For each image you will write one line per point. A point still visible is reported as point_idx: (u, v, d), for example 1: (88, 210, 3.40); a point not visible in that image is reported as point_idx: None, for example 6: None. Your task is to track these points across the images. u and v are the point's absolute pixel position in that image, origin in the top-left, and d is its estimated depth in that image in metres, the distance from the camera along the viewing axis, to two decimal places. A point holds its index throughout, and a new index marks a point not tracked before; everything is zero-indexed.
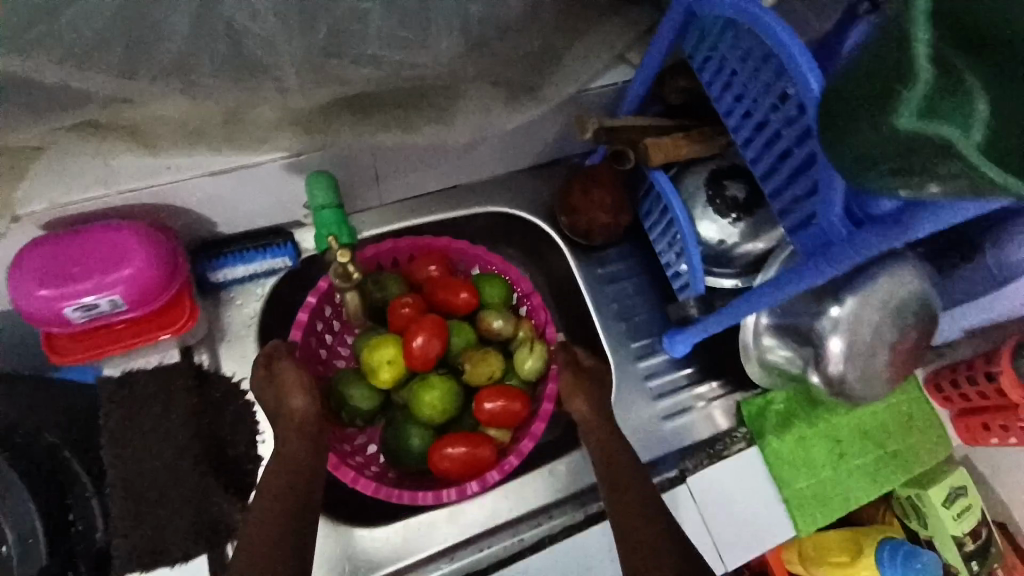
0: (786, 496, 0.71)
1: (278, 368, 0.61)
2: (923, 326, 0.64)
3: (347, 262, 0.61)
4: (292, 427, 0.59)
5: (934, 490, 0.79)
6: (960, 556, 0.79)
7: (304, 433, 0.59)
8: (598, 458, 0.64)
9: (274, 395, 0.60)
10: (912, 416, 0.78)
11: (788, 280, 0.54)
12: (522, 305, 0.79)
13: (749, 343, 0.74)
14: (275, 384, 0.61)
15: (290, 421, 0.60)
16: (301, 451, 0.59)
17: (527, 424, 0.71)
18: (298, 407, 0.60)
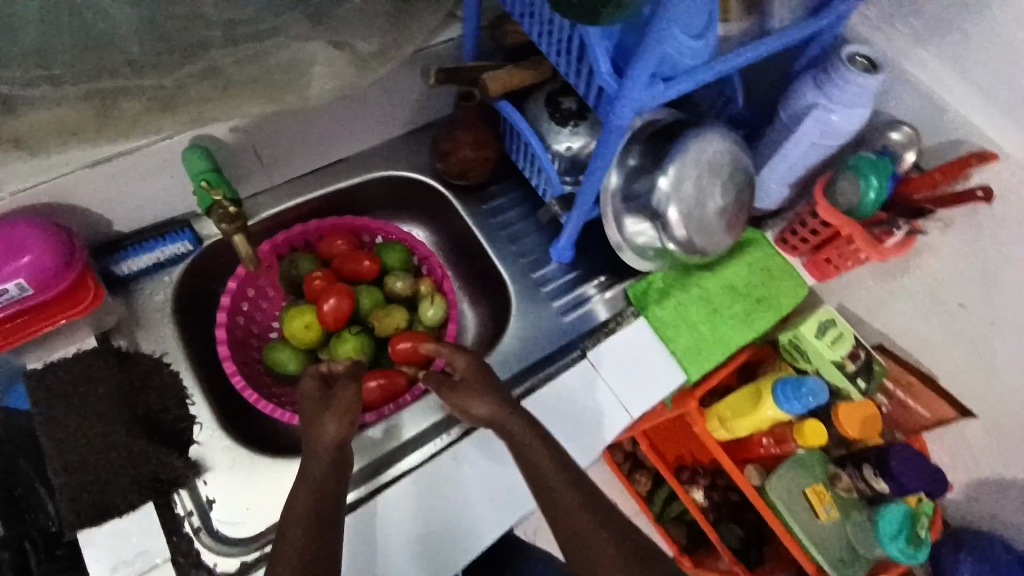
0: (672, 349, 0.83)
1: (334, 393, 0.67)
2: (739, 180, 0.77)
3: (225, 203, 0.68)
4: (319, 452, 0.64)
5: (805, 327, 0.91)
6: (843, 377, 0.92)
7: (336, 463, 0.64)
8: (515, 441, 0.68)
9: (321, 410, 0.66)
10: (770, 268, 0.90)
11: (613, 132, 0.63)
12: (423, 266, 0.90)
13: (616, 236, 0.82)
14: (329, 403, 0.66)
15: (324, 446, 0.64)
16: (327, 474, 0.63)
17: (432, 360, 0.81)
18: (335, 435, 0.64)
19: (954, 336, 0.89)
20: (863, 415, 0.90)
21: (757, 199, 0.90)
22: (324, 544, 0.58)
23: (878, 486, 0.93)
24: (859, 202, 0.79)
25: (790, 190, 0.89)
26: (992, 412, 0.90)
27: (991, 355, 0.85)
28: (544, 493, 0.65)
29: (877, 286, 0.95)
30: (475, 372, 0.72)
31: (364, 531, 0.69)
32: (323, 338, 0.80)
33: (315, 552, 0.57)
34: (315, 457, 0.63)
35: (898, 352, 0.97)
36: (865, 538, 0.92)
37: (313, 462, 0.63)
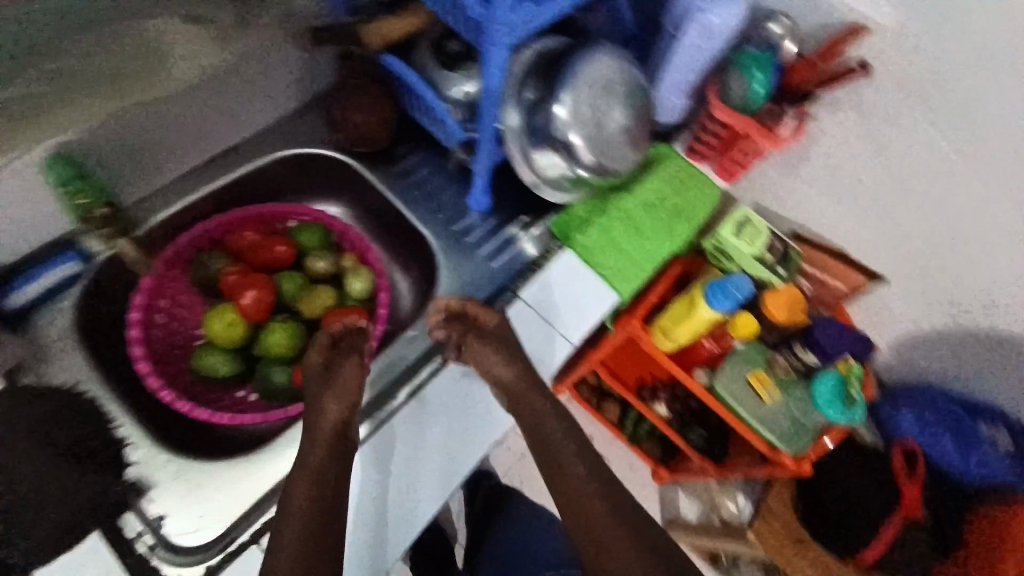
0: (602, 274, 0.85)
1: (337, 371, 0.67)
2: (635, 96, 0.79)
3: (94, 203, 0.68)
4: (321, 437, 0.63)
5: (723, 228, 0.96)
6: (762, 268, 0.97)
7: (333, 448, 0.63)
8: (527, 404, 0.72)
9: (324, 393, 0.66)
10: (682, 178, 0.93)
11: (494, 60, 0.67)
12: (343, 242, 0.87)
13: (529, 174, 0.82)
14: (331, 385, 0.66)
15: (327, 428, 0.64)
16: (325, 460, 0.62)
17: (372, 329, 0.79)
18: (335, 420, 0.64)
19: (857, 208, 0.95)
20: (788, 299, 0.96)
21: (657, 113, 0.90)
22: (318, 515, 0.59)
23: (808, 360, 1.00)
24: (746, 100, 0.82)
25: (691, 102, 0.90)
26: (900, 272, 0.97)
27: (891, 218, 0.92)
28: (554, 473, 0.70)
29: (786, 179, 0.99)
30: (500, 333, 0.74)
31: (378, 460, 0.69)
32: (251, 333, 0.78)
33: (310, 527, 0.58)
34: (313, 446, 0.63)
35: (810, 235, 1.03)
36: (805, 409, 0.99)
37: (313, 447, 0.62)
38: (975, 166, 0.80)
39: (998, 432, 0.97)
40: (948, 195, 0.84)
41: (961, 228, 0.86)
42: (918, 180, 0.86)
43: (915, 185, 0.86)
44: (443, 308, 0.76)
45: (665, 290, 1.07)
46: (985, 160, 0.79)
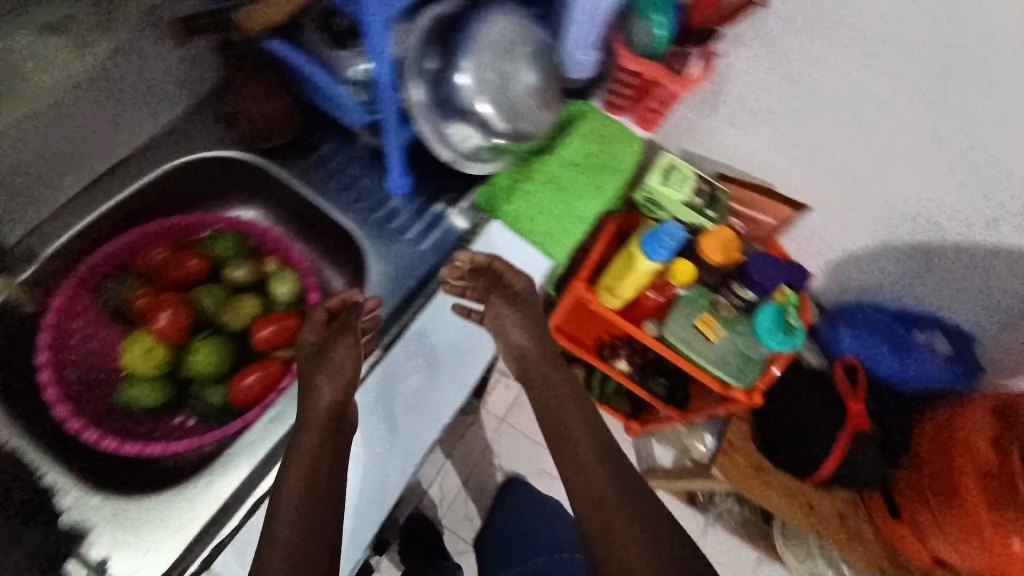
0: (534, 241, 0.84)
1: (334, 346, 0.68)
2: (538, 54, 0.77)
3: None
4: (320, 414, 0.63)
5: (651, 177, 0.96)
6: (693, 213, 0.98)
7: (332, 434, 0.63)
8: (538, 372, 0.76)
9: (320, 370, 0.66)
10: (603, 132, 0.92)
11: (379, 41, 0.65)
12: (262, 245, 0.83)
13: (444, 150, 0.79)
14: (329, 363, 0.67)
15: (324, 407, 0.64)
16: (322, 444, 0.62)
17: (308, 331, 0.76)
18: (331, 399, 0.64)
19: (776, 143, 0.96)
20: (720, 240, 0.98)
21: (569, 71, 0.87)
22: (317, 496, 0.59)
23: (747, 297, 1.03)
24: (654, 45, 0.80)
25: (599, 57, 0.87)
26: (821, 199, 1.01)
27: (809, 148, 0.94)
28: (575, 471, 0.68)
29: (708, 122, 0.99)
30: (525, 296, 0.77)
31: (380, 395, 0.71)
32: (175, 355, 0.73)
33: (307, 516, 0.58)
34: (309, 429, 0.62)
35: (737, 174, 1.05)
36: (751, 343, 1.02)
37: (310, 434, 0.62)
38: (880, 92, 0.81)
39: (933, 338, 1.04)
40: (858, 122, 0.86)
41: (873, 152, 0.89)
42: (830, 109, 0.87)
43: (828, 113, 0.88)
44: (467, 260, 0.76)
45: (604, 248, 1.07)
46: (889, 85, 0.80)
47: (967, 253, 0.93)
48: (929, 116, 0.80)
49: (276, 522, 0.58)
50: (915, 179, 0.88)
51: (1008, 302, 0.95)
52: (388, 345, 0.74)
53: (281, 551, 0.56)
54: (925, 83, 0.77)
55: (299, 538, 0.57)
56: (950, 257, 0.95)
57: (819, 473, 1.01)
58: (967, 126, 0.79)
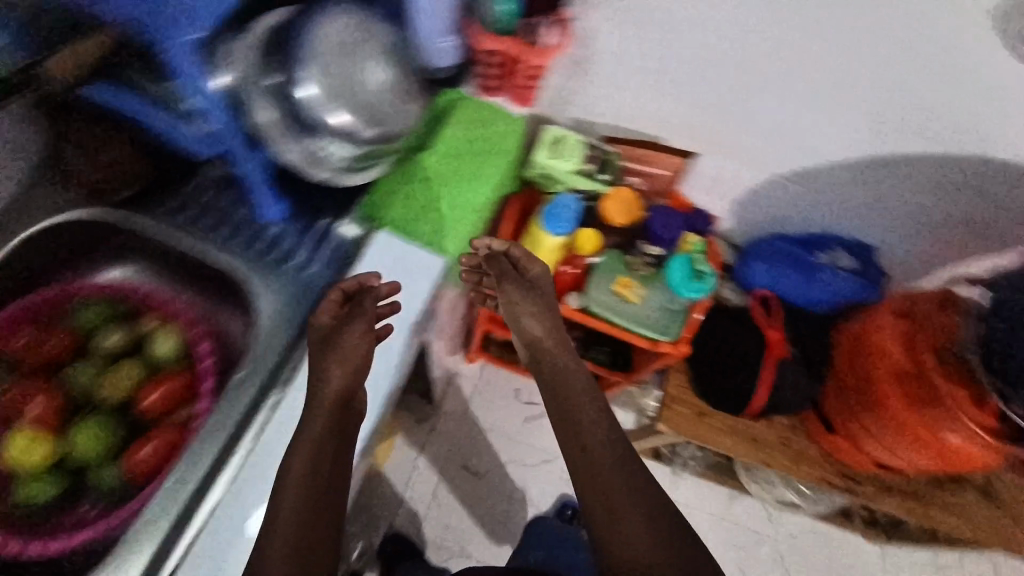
0: (423, 243, 0.81)
1: (344, 332, 0.69)
2: (382, 47, 0.74)
3: None
4: (326, 404, 0.66)
5: (538, 152, 0.95)
6: (587, 179, 0.99)
7: (335, 432, 0.66)
8: (549, 361, 0.78)
9: (327, 357, 0.68)
10: (479, 116, 0.91)
11: (191, 72, 0.61)
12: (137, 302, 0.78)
13: (313, 168, 0.77)
14: (336, 350, 0.68)
15: (331, 395, 0.67)
16: (326, 438, 0.65)
17: (197, 386, 0.73)
18: (338, 386, 0.67)
19: (655, 96, 0.96)
20: (620, 201, 1.00)
21: (432, 61, 0.83)
22: (317, 497, 0.63)
23: (654, 253, 1.05)
24: (506, 20, 0.79)
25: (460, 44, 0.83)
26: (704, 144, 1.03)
27: (687, 97, 0.94)
28: (587, 464, 0.68)
29: (585, 90, 0.99)
30: (538, 287, 0.82)
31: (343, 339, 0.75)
32: (60, 444, 0.69)
33: (308, 514, 0.61)
34: (314, 417, 0.66)
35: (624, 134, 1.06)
36: (669, 295, 1.04)
37: (315, 424, 0.65)
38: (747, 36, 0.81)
39: (841, 255, 1.08)
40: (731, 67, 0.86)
41: (750, 92, 0.89)
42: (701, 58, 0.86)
43: (700, 63, 0.87)
44: (483, 247, 0.84)
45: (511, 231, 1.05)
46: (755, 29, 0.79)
47: (856, 169, 0.97)
48: (799, 54, 0.81)
49: (276, 515, 0.60)
50: (796, 111, 0.90)
51: (897, 205, 1.01)
52: (291, 376, 0.71)
53: (281, 548, 0.59)
54: (789, 22, 0.77)
55: (298, 535, 0.60)
56: (840, 175, 0.99)
57: (754, 407, 1.04)
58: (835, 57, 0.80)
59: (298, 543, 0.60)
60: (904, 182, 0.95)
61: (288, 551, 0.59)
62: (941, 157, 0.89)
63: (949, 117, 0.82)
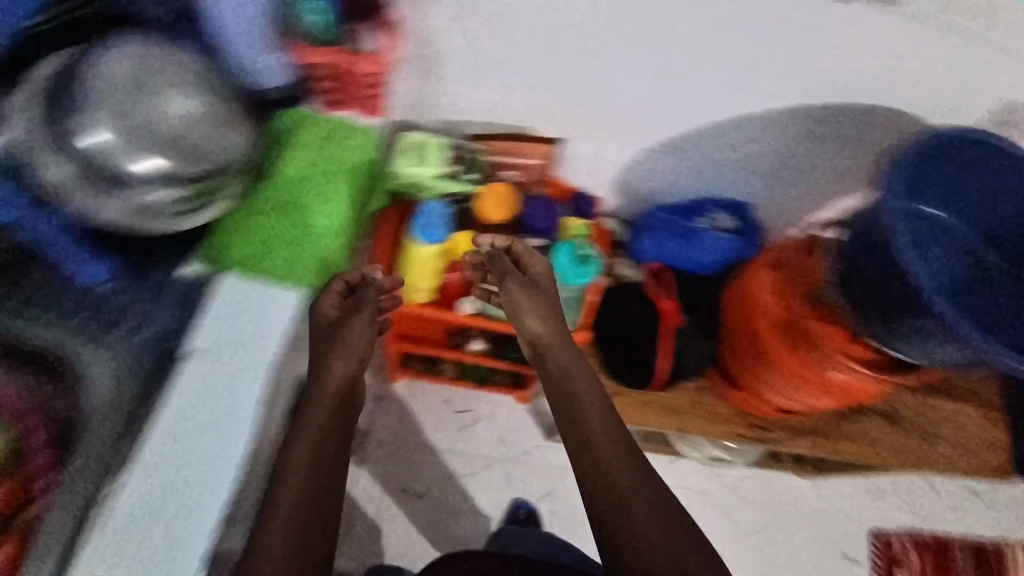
0: (278, 276, 0.82)
1: (351, 319, 0.81)
2: (178, 79, 0.70)
3: None
4: (327, 394, 0.77)
5: (396, 162, 0.91)
6: (454, 182, 0.96)
7: (340, 425, 0.75)
8: (553, 359, 0.85)
9: (331, 351, 0.80)
10: (324, 132, 0.85)
11: None
12: None
13: (140, 221, 0.71)
14: (342, 341, 0.80)
15: (333, 387, 0.78)
16: (328, 434, 0.73)
17: (33, 483, 0.68)
18: (340, 378, 0.79)
19: (504, 85, 0.93)
20: (492, 197, 0.99)
21: (260, 82, 0.78)
22: (317, 495, 0.67)
23: (538, 244, 1.01)
24: (323, 26, 0.73)
25: (287, 63, 0.77)
26: (571, 130, 1.02)
27: (535, 83, 0.92)
28: (598, 470, 0.73)
29: (446, 95, 0.96)
30: (539, 283, 0.88)
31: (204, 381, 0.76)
32: None
33: (308, 506, 0.66)
34: (319, 406, 0.75)
35: (489, 129, 1.02)
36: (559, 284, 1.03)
37: (317, 412, 0.75)
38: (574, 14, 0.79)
39: (723, 216, 1.11)
40: (568, 47, 0.85)
41: (594, 70, 0.89)
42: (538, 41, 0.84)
43: (538, 46, 0.85)
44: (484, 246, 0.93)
45: (385, 246, 0.99)
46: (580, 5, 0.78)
47: (712, 131, 0.99)
48: (627, 24, 0.80)
49: (276, 511, 0.64)
50: (643, 82, 0.90)
51: (761, 163, 1.05)
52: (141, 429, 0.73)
53: (285, 536, 0.63)
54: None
55: (297, 529, 0.64)
56: (700, 137, 1.01)
57: (659, 377, 1.07)
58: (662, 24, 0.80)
59: (300, 536, 0.63)
60: (759, 134, 0.98)
61: (293, 538, 0.63)
62: (798, 107, 0.92)
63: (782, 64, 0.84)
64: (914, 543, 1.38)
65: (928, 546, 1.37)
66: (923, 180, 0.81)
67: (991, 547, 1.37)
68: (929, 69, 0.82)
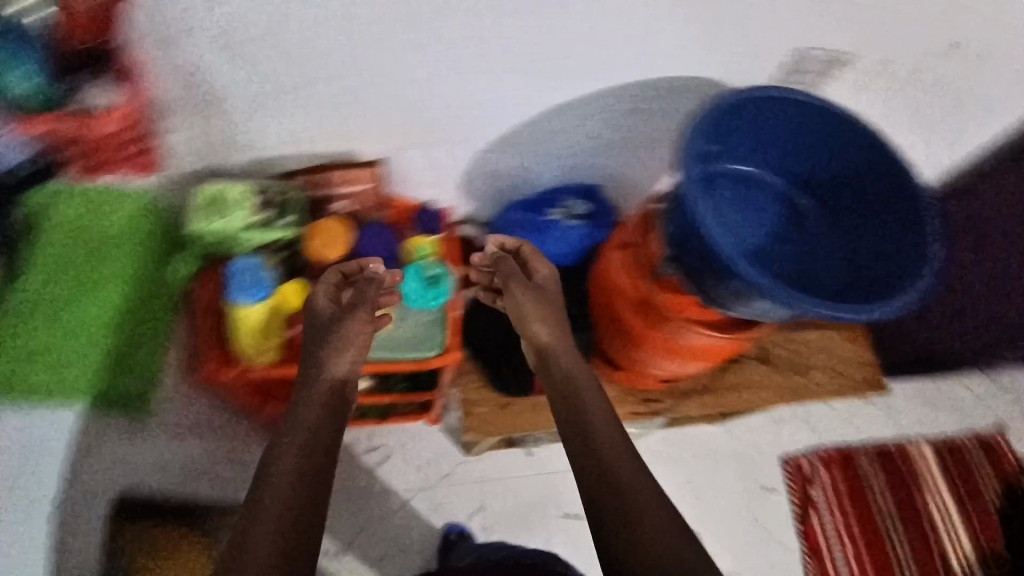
0: (59, 389, 0.97)
1: (350, 323, 0.82)
2: None
3: None
4: (327, 379, 0.79)
5: (194, 220, 0.85)
6: (272, 227, 0.89)
7: (332, 413, 0.77)
8: (557, 363, 0.85)
9: (329, 343, 0.80)
10: (79, 225, 0.87)
11: None
12: None
13: None
14: (341, 336, 0.81)
15: (333, 373, 0.80)
16: (323, 417, 0.75)
17: None
18: (341, 371, 0.80)
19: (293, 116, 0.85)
20: (323, 235, 0.91)
21: None
22: (311, 488, 0.68)
23: None
24: (38, 95, 0.66)
25: (19, 141, 0.70)
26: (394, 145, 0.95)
27: (323, 108, 0.85)
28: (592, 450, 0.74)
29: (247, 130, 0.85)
30: (545, 290, 0.89)
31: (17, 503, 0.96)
32: None
33: (302, 499, 0.67)
34: (316, 386, 0.78)
35: (316, 164, 0.94)
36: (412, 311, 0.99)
37: (316, 395, 0.78)
38: (322, 29, 0.73)
39: (578, 203, 1.10)
40: (335, 64, 0.78)
41: (375, 84, 0.83)
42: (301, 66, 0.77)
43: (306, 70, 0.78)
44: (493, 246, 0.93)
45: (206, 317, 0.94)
46: (322, 18, 0.71)
47: (536, 119, 0.96)
48: (382, 32, 0.75)
49: (264, 500, 0.66)
50: (432, 87, 0.86)
51: (606, 139, 1.02)
52: None
53: (274, 523, 0.64)
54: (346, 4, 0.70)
55: (283, 521, 0.64)
56: (524, 129, 0.98)
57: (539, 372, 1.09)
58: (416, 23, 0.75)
59: (289, 524, 0.65)
60: (578, 113, 0.96)
61: (277, 527, 0.64)
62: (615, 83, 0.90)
63: (560, 42, 0.82)
64: (883, 457, 1.33)
65: (837, 459, 1.32)
66: (731, 132, 0.82)
67: (895, 448, 1.33)
68: (707, 29, 0.81)
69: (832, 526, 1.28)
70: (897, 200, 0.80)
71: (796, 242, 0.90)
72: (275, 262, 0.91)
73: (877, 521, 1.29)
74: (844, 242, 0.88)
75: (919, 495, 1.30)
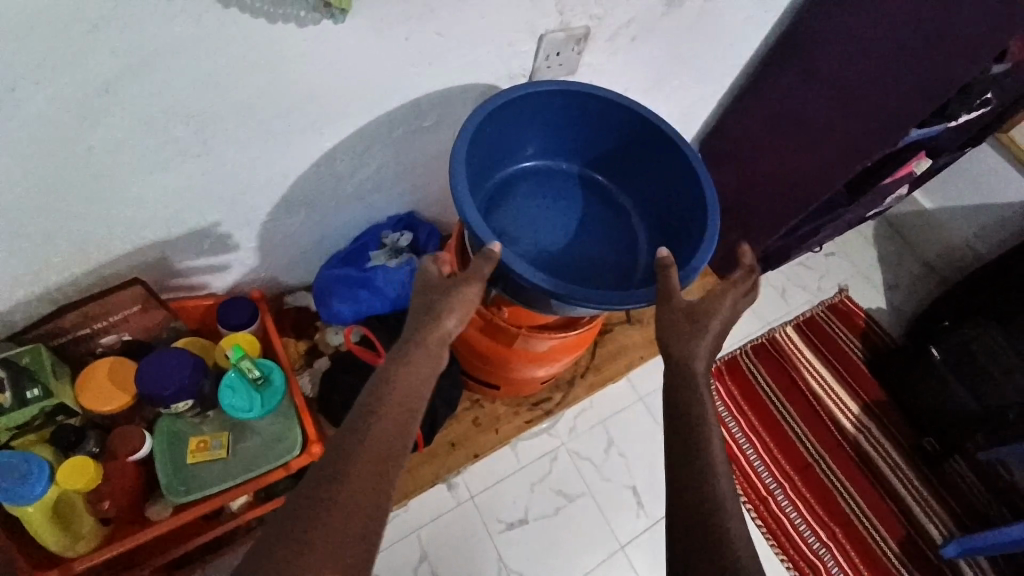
0: None
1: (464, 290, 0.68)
2: None
3: None
4: (433, 338, 0.64)
5: None
6: (16, 407, 0.76)
7: (429, 381, 0.63)
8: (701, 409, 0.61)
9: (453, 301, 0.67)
10: None
11: None
12: None
13: None
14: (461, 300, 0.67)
15: (443, 335, 0.65)
16: (423, 374, 0.62)
17: None
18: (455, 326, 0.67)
19: (8, 241, 0.70)
20: (96, 389, 0.82)
21: None
22: (389, 468, 0.54)
23: (185, 406, 0.84)
24: None
25: None
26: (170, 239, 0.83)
27: (77, 197, 0.70)
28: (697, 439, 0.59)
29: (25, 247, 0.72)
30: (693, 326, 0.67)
31: None
32: None
33: (378, 478, 0.53)
34: (427, 345, 0.64)
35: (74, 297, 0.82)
36: (245, 424, 0.89)
37: (422, 358, 0.63)
38: (47, 84, 0.58)
39: (398, 235, 1.02)
40: (3, 189, 0.65)
41: (83, 188, 0.70)
42: None
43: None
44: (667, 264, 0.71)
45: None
46: (42, 74, 0.57)
47: (322, 162, 0.86)
48: (66, 127, 0.63)
49: (339, 478, 0.52)
50: (201, 158, 0.74)
51: (406, 162, 0.95)
52: None
53: (341, 511, 0.50)
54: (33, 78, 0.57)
55: (349, 513, 0.50)
56: (322, 186, 0.90)
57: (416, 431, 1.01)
58: (107, 108, 0.63)
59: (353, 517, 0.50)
60: (370, 153, 0.89)
61: (338, 525, 0.49)
62: (405, 106, 0.84)
63: (346, 82, 0.76)
64: (774, 355, 1.40)
65: (723, 369, 1.37)
66: (500, 118, 0.83)
67: (768, 339, 1.41)
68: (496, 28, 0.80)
69: (738, 429, 1.30)
70: (668, 149, 0.88)
71: (606, 213, 0.98)
72: (42, 446, 0.79)
73: (774, 411, 1.34)
74: (640, 199, 0.98)
75: (798, 375, 1.39)
